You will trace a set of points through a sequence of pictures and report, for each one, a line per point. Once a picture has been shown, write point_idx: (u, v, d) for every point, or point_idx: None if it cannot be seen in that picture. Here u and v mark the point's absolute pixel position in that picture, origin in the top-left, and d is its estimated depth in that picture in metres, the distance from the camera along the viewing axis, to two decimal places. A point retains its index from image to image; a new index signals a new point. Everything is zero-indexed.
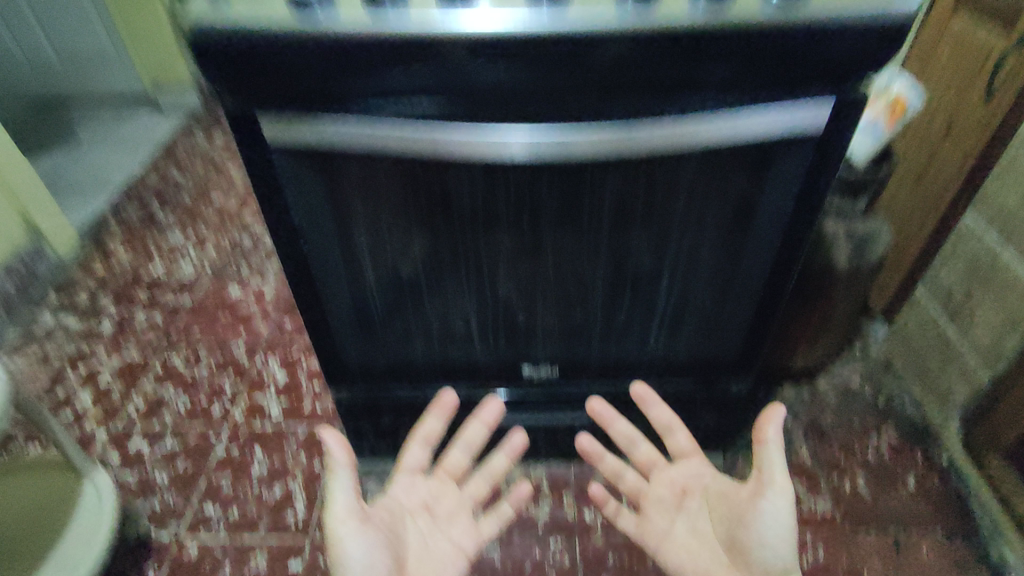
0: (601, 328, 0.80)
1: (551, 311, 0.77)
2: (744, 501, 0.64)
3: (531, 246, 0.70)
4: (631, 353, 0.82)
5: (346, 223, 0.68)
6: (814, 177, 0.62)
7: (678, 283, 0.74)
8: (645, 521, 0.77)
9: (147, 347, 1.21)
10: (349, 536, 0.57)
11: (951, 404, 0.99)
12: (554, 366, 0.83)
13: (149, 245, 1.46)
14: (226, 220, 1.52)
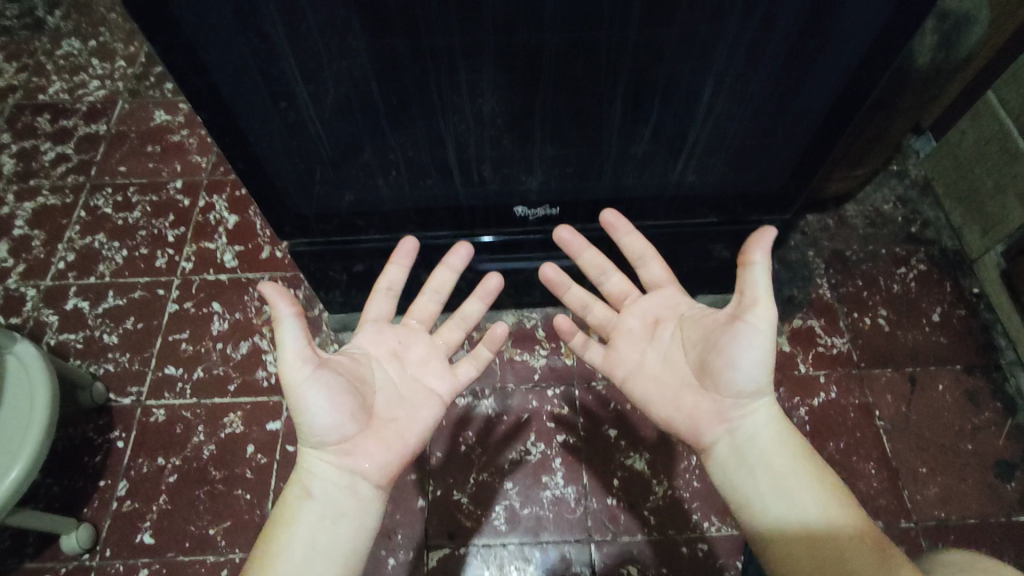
0: (615, 159, 0.63)
1: (551, 138, 0.60)
2: (714, 322, 0.52)
3: (528, 48, 0.50)
4: (650, 188, 0.67)
5: (260, 12, 0.46)
6: None
7: (722, 94, 0.56)
8: (611, 355, 0.60)
9: (63, 187, 1.01)
10: (305, 385, 0.47)
11: (995, 233, 0.87)
12: (556, 207, 0.68)
13: (40, 57, 1.17)
14: (134, 22, 1.22)
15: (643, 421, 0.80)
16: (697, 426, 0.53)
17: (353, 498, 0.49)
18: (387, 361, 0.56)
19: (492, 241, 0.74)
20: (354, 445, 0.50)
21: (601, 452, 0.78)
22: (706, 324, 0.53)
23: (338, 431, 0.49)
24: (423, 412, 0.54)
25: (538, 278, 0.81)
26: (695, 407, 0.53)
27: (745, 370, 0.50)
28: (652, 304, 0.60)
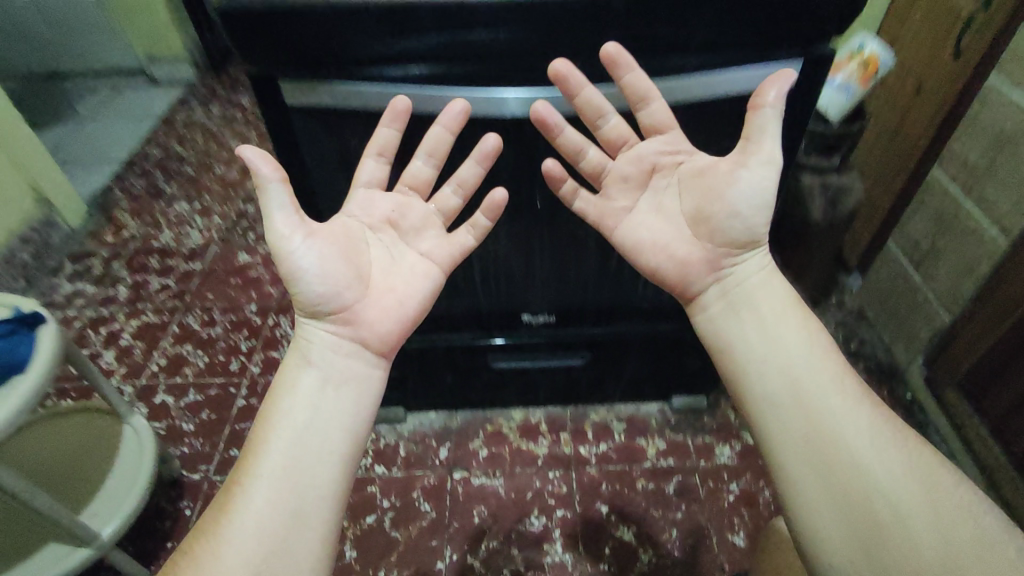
0: (594, 280, 0.85)
1: (548, 265, 0.82)
2: (705, 190, 0.54)
3: (528, 204, 0.74)
4: (623, 300, 0.87)
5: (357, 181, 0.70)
6: (791, 128, 0.66)
7: None
8: (604, 201, 0.59)
9: (162, 309, 1.27)
10: (298, 252, 0.51)
11: (916, 346, 1.07)
12: (552, 315, 0.89)
13: (156, 215, 1.51)
14: (230, 190, 1.57)
15: (629, 498, 0.95)
16: (687, 280, 0.56)
17: (357, 383, 0.53)
18: (380, 228, 0.57)
19: (503, 342, 0.93)
20: (353, 319, 0.53)
21: (595, 527, 0.92)
22: (699, 187, 0.55)
23: (337, 296, 0.52)
24: (419, 284, 0.57)
25: (541, 377, 1.00)
26: (687, 257, 0.55)
27: (740, 222, 0.53)
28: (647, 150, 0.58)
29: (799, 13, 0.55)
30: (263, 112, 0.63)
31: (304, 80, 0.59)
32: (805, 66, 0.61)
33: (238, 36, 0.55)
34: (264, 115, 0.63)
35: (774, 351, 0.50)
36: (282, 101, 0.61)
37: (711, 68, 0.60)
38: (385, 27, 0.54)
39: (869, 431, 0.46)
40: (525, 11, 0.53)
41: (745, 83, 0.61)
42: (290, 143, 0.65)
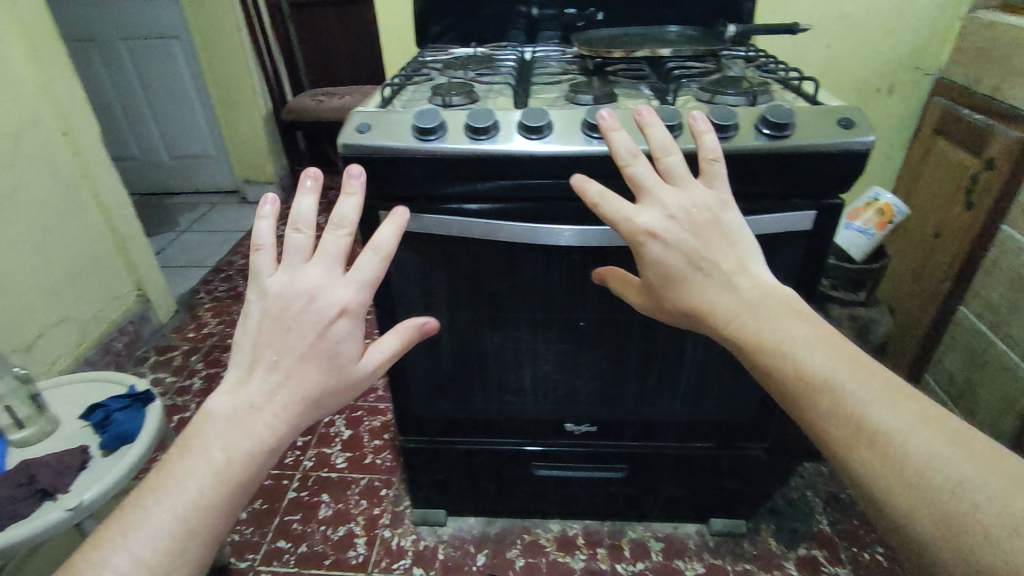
0: (633, 395, 0.91)
1: (591, 379, 0.89)
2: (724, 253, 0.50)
3: (575, 324, 0.83)
4: (661, 416, 0.92)
5: (430, 295, 0.82)
6: (812, 265, 0.75)
7: (700, 350, 0.84)
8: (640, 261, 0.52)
9: None
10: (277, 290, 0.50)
11: None
12: (594, 425, 0.94)
13: (235, 315, 1.67)
14: None
15: None
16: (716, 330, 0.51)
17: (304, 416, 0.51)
18: None
19: (541, 449, 0.98)
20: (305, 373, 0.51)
21: None
22: (717, 243, 0.50)
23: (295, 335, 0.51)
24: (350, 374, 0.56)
25: (580, 490, 1.03)
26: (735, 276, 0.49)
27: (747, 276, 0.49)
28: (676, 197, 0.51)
29: (811, 170, 0.66)
30: (363, 235, 0.76)
31: (400, 208, 0.73)
32: (821, 214, 0.70)
33: (356, 174, 0.70)
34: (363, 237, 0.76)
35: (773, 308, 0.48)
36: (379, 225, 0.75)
37: (738, 212, 0.70)
38: (470, 171, 0.68)
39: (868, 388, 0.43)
40: (583, 164, 0.65)
41: (770, 225, 0.70)
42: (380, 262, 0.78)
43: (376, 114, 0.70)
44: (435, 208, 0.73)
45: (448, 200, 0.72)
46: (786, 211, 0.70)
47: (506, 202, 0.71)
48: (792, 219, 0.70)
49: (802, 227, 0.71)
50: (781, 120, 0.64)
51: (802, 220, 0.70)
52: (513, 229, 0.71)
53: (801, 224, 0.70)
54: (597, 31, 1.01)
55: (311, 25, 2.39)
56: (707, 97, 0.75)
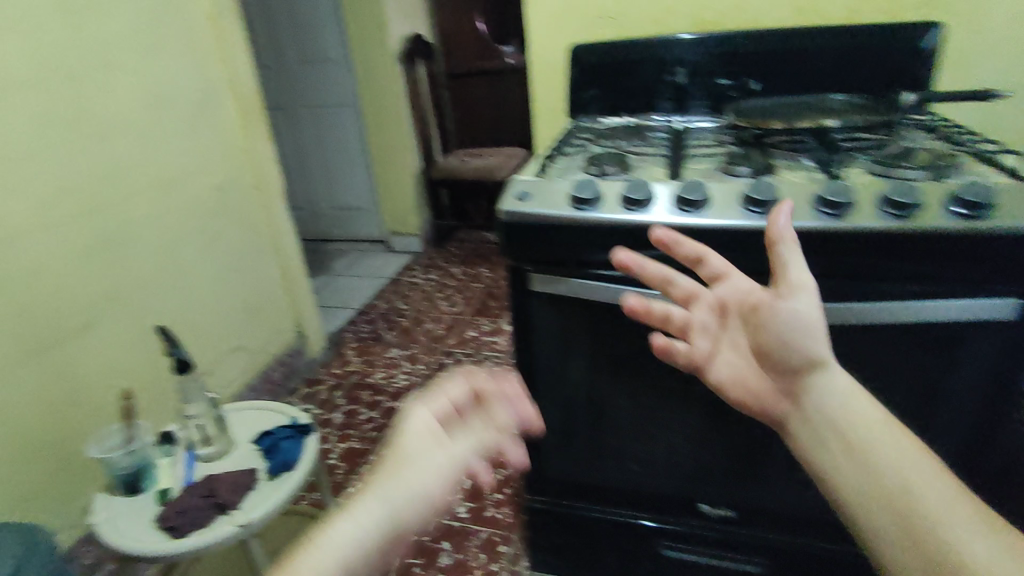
0: (780, 483, 0.83)
1: (732, 461, 0.84)
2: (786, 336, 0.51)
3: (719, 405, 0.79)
4: (812, 510, 0.84)
5: (571, 357, 0.82)
6: (1009, 361, 0.66)
7: None
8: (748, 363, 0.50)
9: (366, 437, 1.46)
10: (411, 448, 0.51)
11: None
12: (732, 510, 0.87)
13: (375, 356, 1.80)
14: (435, 344, 1.84)
15: None
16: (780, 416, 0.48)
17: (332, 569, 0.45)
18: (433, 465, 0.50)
19: (673, 528, 0.92)
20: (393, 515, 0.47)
21: None
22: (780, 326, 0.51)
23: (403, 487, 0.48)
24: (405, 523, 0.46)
25: None
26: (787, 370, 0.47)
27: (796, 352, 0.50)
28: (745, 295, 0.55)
29: (1012, 256, 0.59)
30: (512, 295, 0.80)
31: (547, 273, 0.75)
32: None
33: (511, 238, 0.74)
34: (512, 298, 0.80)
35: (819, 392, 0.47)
36: (526, 286, 0.78)
37: (916, 297, 0.64)
38: (620, 241, 0.69)
39: (901, 451, 0.39)
40: (739, 237, 0.64)
41: (954, 313, 0.63)
42: (525, 321, 0.81)
43: (535, 184, 0.74)
44: (581, 274, 0.74)
45: (595, 268, 0.73)
46: (984, 298, 0.62)
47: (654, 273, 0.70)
48: (984, 308, 0.62)
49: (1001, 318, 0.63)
50: (977, 199, 0.59)
51: (997, 310, 0.62)
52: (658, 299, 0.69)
53: (997, 314, 0.62)
54: (751, 101, 1.01)
55: (462, 93, 2.61)
56: (880, 170, 0.71)
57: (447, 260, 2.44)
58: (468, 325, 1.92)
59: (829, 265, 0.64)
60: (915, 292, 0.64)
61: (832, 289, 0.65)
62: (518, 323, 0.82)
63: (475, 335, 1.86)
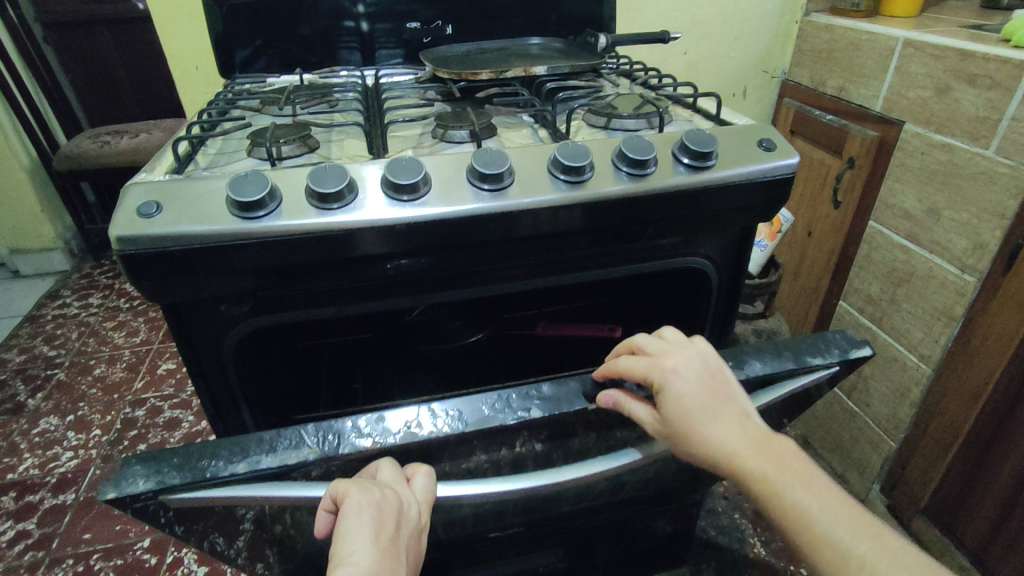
0: (573, 513, 0.71)
1: (518, 519, 0.68)
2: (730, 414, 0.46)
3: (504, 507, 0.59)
4: (610, 518, 0.75)
5: (282, 516, 0.52)
6: (800, 397, 0.60)
7: (654, 474, 0.65)
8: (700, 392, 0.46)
9: (18, 567, 0.99)
10: None
11: (869, 472, 1.07)
12: (519, 540, 0.74)
13: (14, 438, 1.26)
14: (112, 395, 1.36)
15: None
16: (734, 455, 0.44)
17: None
18: None
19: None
20: None
21: None
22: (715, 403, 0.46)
23: None
24: None
25: None
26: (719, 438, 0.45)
27: (749, 423, 0.46)
28: (676, 362, 0.47)
29: (738, 201, 0.57)
30: (138, 509, 0.43)
31: (191, 483, 0.40)
32: (841, 365, 0.53)
33: (152, 277, 0.47)
34: (141, 509, 0.43)
35: (778, 465, 0.44)
36: (157, 503, 0.41)
37: None
38: (321, 255, 0.49)
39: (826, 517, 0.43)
40: (477, 223, 0.50)
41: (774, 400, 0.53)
42: (183, 512, 0.46)
43: (169, 182, 0.48)
44: (254, 466, 0.41)
45: (277, 447, 0.42)
46: (814, 371, 0.52)
47: (390, 436, 0.43)
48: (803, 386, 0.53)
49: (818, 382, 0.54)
50: (703, 149, 0.54)
51: (819, 377, 0.53)
52: (415, 490, 0.44)
53: (818, 380, 0.53)
54: (448, 49, 0.86)
55: (79, 50, 1.96)
56: (601, 122, 0.63)
57: (111, 276, 1.85)
58: (160, 358, 1.48)
59: (580, 233, 0.55)
60: (754, 378, 0.51)
61: (583, 252, 0.58)
62: (209, 377, 0.59)
63: (172, 369, 1.44)
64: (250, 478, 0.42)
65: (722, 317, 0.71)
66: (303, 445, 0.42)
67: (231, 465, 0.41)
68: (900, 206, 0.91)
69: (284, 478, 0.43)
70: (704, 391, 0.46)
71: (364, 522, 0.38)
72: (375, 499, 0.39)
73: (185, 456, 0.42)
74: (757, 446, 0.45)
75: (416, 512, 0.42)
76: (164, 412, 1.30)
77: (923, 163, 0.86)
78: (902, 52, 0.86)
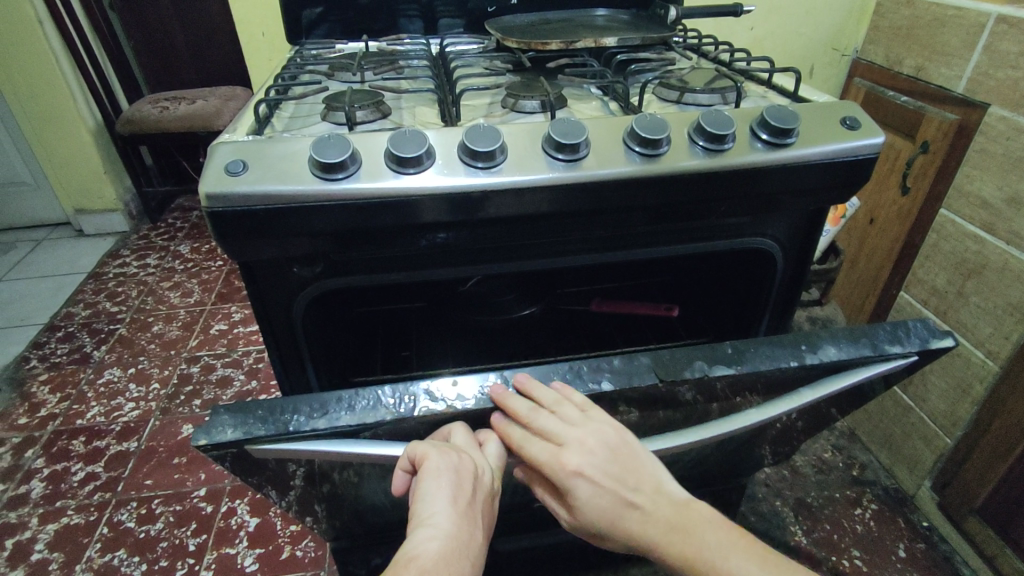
0: None
1: None
2: (640, 502, 0.44)
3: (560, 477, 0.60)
4: None
5: (347, 473, 0.54)
6: (869, 388, 0.58)
7: (706, 455, 0.65)
8: (602, 489, 0.43)
9: (88, 506, 1.06)
10: None
11: (920, 469, 1.04)
12: None
13: (81, 387, 1.33)
14: (170, 352, 1.42)
15: None
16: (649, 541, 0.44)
17: None
18: None
19: (510, 544, 0.78)
20: None
21: None
22: (621, 498, 0.44)
23: None
24: None
25: (553, 568, 0.86)
26: (638, 528, 0.44)
27: (661, 498, 0.44)
28: (574, 450, 0.43)
29: (816, 180, 0.55)
30: (221, 456, 0.45)
31: (276, 435, 0.42)
32: (922, 356, 0.51)
33: (236, 234, 0.48)
34: (224, 457, 0.45)
35: (695, 536, 0.44)
36: (243, 450, 0.43)
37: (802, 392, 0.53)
38: (394, 220, 0.50)
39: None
40: (550, 193, 0.50)
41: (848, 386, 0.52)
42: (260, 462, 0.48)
43: (251, 144, 0.49)
44: (337, 422, 0.43)
45: (359, 405, 0.43)
46: (890, 359, 0.51)
47: (466, 400, 0.44)
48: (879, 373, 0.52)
49: (893, 369, 0.53)
50: (783, 125, 0.52)
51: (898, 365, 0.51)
52: (488, 454, 0.45)
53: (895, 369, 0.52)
54: (513, 19, 0.85)
55: (140, 16, 2.00)
56: (673, 95, 0.62)
57: (167, 238, 1.91)
58: (213, 318, 1.54)
59: (650, 208, 0.55)
60: (828, 363, 0.49)
61: (652, 227, 0.57)
62: (278, 335, 0.61)
63: (224, 330, 1.49)
64: (330, 434, 0.43)
65: (784, 302, 0.70)
66: (381, 405, 0.43)
67: (312, 420, 0.43)
68: (977, 194, 0.87)
69: (361, 435, 0.44)
70: (607, 484, 0.43)
71: (443, 486, 0.39)
72: (453, 463, 0.40)
73: (268, 409, 0.43)
74: (668, 523, 0.44)
75: (490, 476, 0.43)
76: (219, 370, 1.36)
77: (1006, 149, 0.82)
78: (993, 30, 0.81)
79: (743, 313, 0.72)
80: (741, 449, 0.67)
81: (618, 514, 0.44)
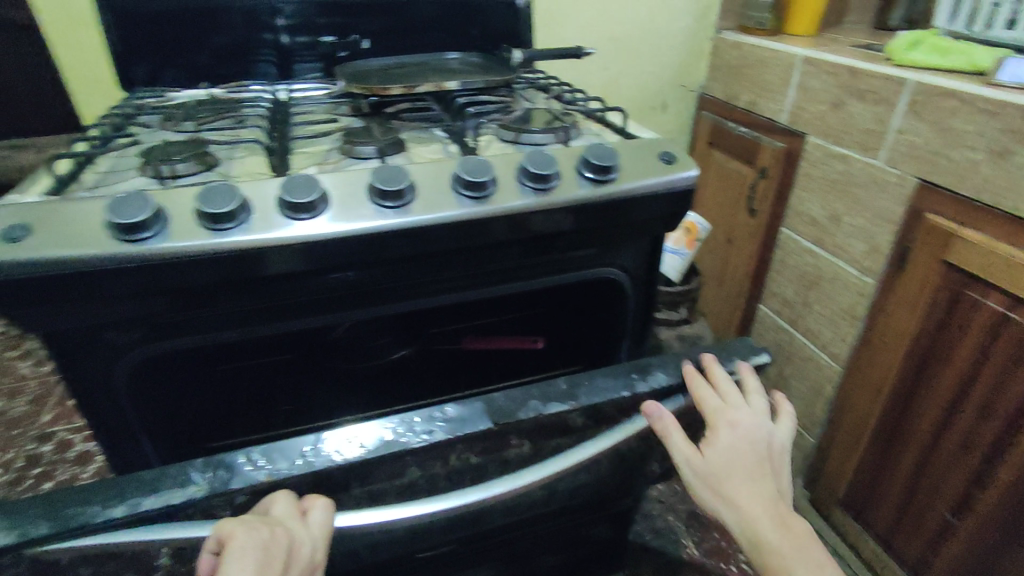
0: (501, 529, 0.71)
1: (443, 540, 0.66)
2: (763, 483, 0.49)
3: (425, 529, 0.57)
4: (539, 532, 0.75)
5: None
6: None
7: (575, 486, 0.65)
8: (718, 457, 0.49)
9: None
10: None
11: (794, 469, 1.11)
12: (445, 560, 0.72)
13: None
14: (15, 430, 1.26)
15: None
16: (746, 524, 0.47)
17: None
18: None
19: None
20: None
21: None
22: (744, 473, 0.49)
23: None
24: None
25: None
26: (743, 508, 0.48)
27: (765, 485, 0.49)
28: (739, 412, 0.51)
29: (642, 213, 0.59)
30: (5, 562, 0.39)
31: (61, 534, 0.38)
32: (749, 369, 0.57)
33: (22, 304, 0.44)
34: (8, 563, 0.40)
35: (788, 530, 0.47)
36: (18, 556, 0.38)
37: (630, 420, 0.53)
38: (208, 277, 0.47)
39: None
40: (379, 240, 0.49)
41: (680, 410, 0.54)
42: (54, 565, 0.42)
43: (40, 206, 0.45)
44: (136, 509, 0.40)
45: (165, 489, 0.41)
46: None
47: (286, 469, 0.43)
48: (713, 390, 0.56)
49: None
50: (604, 163, 0.55)
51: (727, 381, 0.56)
52: (312, 523, 0.43)
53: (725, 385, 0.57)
54: (365, 64, 0.85)
55: None
56: (510, 136, 0.64)
57: None
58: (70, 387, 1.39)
59: (487, 247, 0.55)
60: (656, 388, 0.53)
61: (496, 266, 0.58)
62: (100, 408, 0.55)
63: None
64: (129, 524, 0.40)
65: (640, 327, 0.73)
66: (190, 483, 0.41)
67: (107, 510, 0.39)
68: (807, 213, 0.96)
69: (167, 520, 0.41)
70: (750, 455, 0.49)
71: (246, 565, 0.37)
72: (261, 540, 0.38)
73: (55, 505, 0.40)
74: (778, 513, 0.48)
75: (310, 550, 0.41)
76: (75, 446, 1.22)
77: (825, 172, 0.91)
78: (802, 69, 0.91)
79: (607, 341, 0.73)
80: (611, 476, 0.67)
81: (732, 487, 0.48)
